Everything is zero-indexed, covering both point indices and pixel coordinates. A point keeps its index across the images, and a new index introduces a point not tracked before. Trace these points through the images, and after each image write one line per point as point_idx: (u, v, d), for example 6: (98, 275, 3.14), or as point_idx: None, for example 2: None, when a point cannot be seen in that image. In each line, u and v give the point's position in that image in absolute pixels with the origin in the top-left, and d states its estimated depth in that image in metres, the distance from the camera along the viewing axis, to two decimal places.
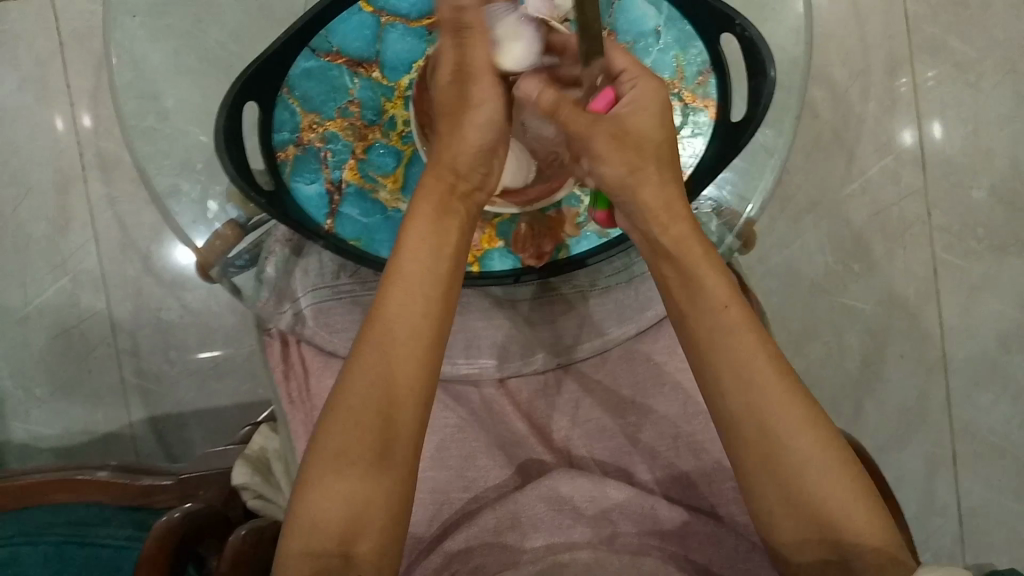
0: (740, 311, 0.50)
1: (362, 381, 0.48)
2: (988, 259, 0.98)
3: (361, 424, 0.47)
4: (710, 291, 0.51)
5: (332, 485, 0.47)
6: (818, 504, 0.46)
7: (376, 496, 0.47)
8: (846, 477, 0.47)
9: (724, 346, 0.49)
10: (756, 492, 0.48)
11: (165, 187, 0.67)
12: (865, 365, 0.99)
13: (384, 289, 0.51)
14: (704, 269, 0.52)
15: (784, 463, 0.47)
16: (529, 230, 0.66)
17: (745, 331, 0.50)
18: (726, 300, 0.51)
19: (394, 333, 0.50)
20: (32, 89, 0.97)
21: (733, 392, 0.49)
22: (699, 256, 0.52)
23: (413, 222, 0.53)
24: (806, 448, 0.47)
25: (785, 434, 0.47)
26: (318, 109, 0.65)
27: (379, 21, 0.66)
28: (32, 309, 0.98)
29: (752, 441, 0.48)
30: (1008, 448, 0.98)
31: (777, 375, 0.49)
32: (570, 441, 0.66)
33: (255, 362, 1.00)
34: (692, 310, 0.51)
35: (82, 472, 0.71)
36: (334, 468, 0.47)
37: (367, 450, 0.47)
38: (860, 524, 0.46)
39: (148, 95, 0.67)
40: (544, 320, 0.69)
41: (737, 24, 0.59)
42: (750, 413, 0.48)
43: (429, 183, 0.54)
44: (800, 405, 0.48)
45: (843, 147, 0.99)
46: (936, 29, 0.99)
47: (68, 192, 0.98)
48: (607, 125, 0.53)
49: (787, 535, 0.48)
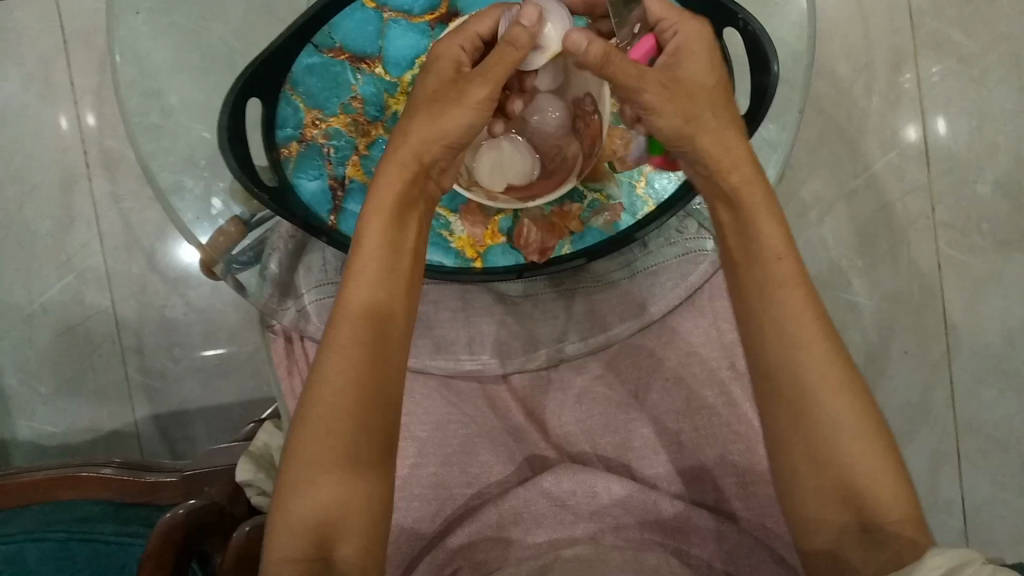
0: (793, 266, 0.48)
1: (332, 388, 0.46)
2: (993, 254, 0.98)
3: (333, 432, 0.46)
4: (762, 242, 0.49)
5: (308, 495, 0.46)
6: (846, 469, 0.46)
7: (354, 501, 0.47)
8: (878, 447, 0.46)
9: (770, 298, 0.48)
10: (785, 451, 0.48)
11: (169, 184, 0.68)
12: (869, 361, 0.98)
13: (346, 288, 0.48)
14: (757, 220, 0.49)
15: (819, 424, 0.46)
16: (534, 225, 0.65)
17: (795, 286, 0.48)
18: (779, 253, 0.49)
19: (360, 335, 0.47)
20: (36, 88, 0.97)
21: (776, 346, 0.48)
22: (760, 204, 0.50)
23: (373, 215, 0.49)
24: (843, 412, 0.46)
25: (823, 395, 0.46)
26: (322, 105, 0.65)
27: (382, 16, 0.66)
28: (37, 307, 0.99)
29: (787, 398, 0.47)
30: (1014, 444, 0.98)
31: (824, 334, 0.47)
32: (570, 436, 0.65)
33: (258, 359, 1.00)
34: (740, 257, 0.50)
35: (88, 468, 0.70)
36: (309, 477, 0.46)
37: (340, 458, 0.46)
38: (885, 496, 0.46)
39: (152, 92, 0.68)
40: (545, 315, 0.69)
41: (740, 18, 0.59)
42: (790, 370, 0.47)
43: (391, 172, 0.50)
44: (842, 367, 0.47)
45: (847, 143, 0.98)
46: (941, 23, 0.98)
47: (73, 190, 0.98)
48: (657, 75, 0.50)
49: (810, 497, 0.47)
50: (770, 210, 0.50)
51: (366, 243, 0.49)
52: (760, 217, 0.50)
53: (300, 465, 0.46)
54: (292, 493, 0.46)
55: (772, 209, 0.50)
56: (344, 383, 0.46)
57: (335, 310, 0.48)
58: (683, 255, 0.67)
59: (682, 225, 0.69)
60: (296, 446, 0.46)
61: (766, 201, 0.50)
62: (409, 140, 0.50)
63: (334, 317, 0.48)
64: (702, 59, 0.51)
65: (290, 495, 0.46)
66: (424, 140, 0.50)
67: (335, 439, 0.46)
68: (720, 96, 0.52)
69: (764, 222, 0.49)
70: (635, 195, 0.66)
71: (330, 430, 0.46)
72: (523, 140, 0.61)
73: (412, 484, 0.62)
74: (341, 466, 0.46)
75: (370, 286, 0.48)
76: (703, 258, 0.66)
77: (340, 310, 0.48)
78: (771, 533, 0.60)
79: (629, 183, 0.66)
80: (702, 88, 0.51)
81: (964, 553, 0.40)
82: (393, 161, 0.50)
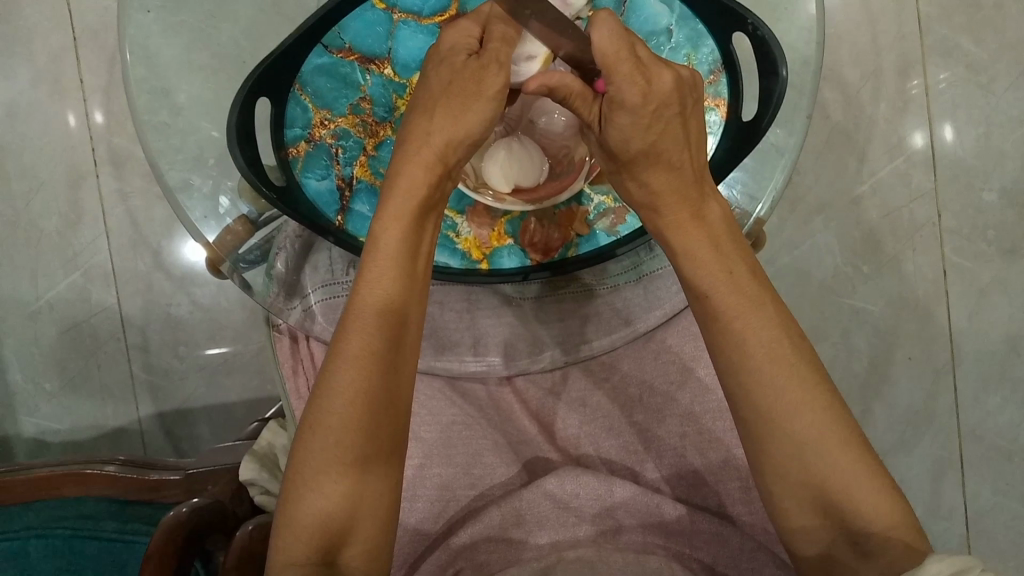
0: (730, 292, 0.48)
1: (343, 396, 0.46)
2: (999, 262, 0.98)
3: (345, 434, 0.46)
4: (694, 277, 0.49)
5: (318, 494, 0.46)
6: (821, 486, 0.46)
7: (362, 503, 0.47)
8: (848, 456, 0.46)
9: (719, 328, 0.48)
10: (761, 474, 0.48)
11: (177, 182, 0.68)
12: (873, 368, 0.98)
13: (361, 292, 0.48)
14: (688, 255, 0.50)
15: (784, 447, 0.46)
16: (539, 229, 0.65)
17: (739, 313, 0.48)
18: (713, 283, 0.49)
19: (377, 338, 0.47)
20: (45, 85, 0.97)
21: (732, 375, 0.48)
22: (699, 239, 0.50)
23: (392, 217, 0.49)
24: (804, 430, 0.46)
25: (784, 417, 0.46)
26: (330, 105, 0.65)
27: (392, 18, 0.65)
28: (43, 303, 0.99)
29: (749, 424, 0.47)
30: (1018, 451, 0.97)
31: (773, 358, 0.47)
32: (576, 439, 0.66)
33: (263, 358, 1.00)
34: (685, 289, 0.51)
35: (92, 466, 0.70)
36: (321, 477, 0.46)
37: (349, 464, 0.46)
38: (864, 505, 0.45)
39: (160, 90, 0.68)
40: (551, 317, 0.69)
41: (749, 23, 0.59)
42: (750, 397, 0.47)
43: (411, 171, 0.50)
44: (799, 385, 0.46)
45: (854, 149, 0.98)
46: (948, 30, 0.98)
47: (81, 187, 0.98)
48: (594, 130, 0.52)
49: (792, 515, 0.47)
50: (700, 239, 0.50)
51: (384, 244, 0.49)
52: (693, 249, 0.50)
53: (312, 463, 0.46)
54: (302, 491, 0.46)
55: (704, 239, 0.50)
56: (355, 392, 0.46)
57: (350, 310, 0.48)
58: None
59: None
60: (309, 445, 0.46)
61: (701, 233, 0.50)
62: (431, 141, 0.50)
63: (348, 321, 0.48)
64: (632, 123, 0.48)
65: (300, 491, 0.46)
66: (446, 139, 0.50)
67: (349, 441, 0.46)
68: (654, 155, 0.49)
69: (698, 252, 0.50)
70: None
71: (344, 431, 0.46)
72: (530, 143, 0.61)
73: (416, 484, 0.62)
74: (353, 468, 0.46)
75: (387, 289, 0.48)
76: None
77: (355, 311, 0.48)
78: (773, 538, 0.59)
79: None
80: (630, 149, 0.50)
81: (965, 560, 0.40)
82: (414, 161, 0.50)
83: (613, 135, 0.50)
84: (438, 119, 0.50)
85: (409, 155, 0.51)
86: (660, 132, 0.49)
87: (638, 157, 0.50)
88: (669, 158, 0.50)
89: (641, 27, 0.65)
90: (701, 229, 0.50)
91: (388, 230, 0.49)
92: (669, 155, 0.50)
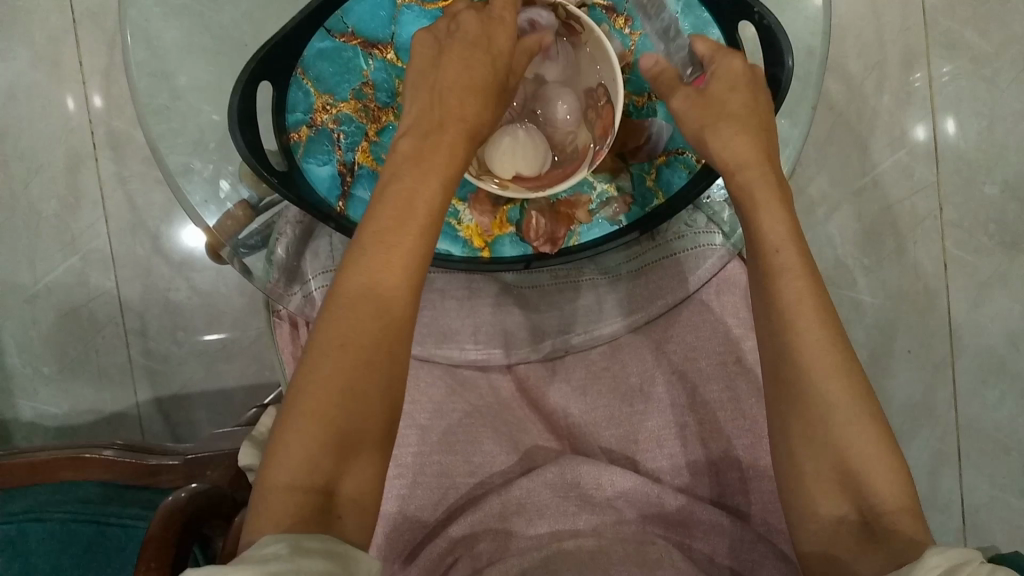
0: (795, 254, 0.50)
1: (346, 335, 0.45)
2: (1000, 256, 0.97)
3: (359, 373, 0.45)
4: (768, 229, 0.51)
5: (327, 427, 0.44)
6: (843, 454, 0.46)
7: (365, 447, 0.45)
8: (872, 431, 0.46)
9: (777, 282, 0.49)
10: (787, 433, 0.48)
11: (177, 165, 0.67)
12: (871, 360, 0.98)
13: (375, 237, 0.48)
14: (760, 209, 0.51)
15: (816, 406, 0.47)
16: (542, 215, 0.65)
17: (796, 275, 0.49)
18: (780, 242, 0.50)
19: (398, 282, 0.47)
20: (44, 67, 0.96)
21: (778, 328, 0.49)
22: (768, 197, 0.52)
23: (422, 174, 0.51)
24: (838, 395, 0.46)
25: (820, 375, 0.47)
26: (332, 91, 0.64)
27: (395, 2, 0.65)
28: (42, 287, 0.98)
29: (785, 379, 0.48)
30: (1014, 445, 0.98)
31: (823, 321, 0.48)
32: (575, 426, 0.66)
33: (262, 345, 1.00)
34: (748, 243, 0.52)
35: (90, 450, 0.70)
36: (329, 405, 0.44)
37: (346, 408, 0.44)
38: (881, 481, 0.45)
39: (160, 74, 0.67)
40: (552, 306, 0.69)
41: (755, 11, 0.58)
42: (790, 351, 0.48)
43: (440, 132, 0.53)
44: (840, 352, 0.47)
45: (856, 141, 0.98)
46: (953, 22, 0.98)
47: (80, 170, 0.98)
48: (687, 90, 0.58)
49: (809, 479, 0.47)
50: (770, 194, 0.52)
51: (410, 195, 0.50)
52: (762, 203, 0.52)
53: (320, 394, 0.44)
54: (309, 423, 0.43)
55: (780, 201, 0.52)
56: (360, 331, 0.46)
57: (364, 253, 0.48)
58: (691, 249, 0.67)
59: (691, 218, 0.69)
60: (317, 375, 0.44)
61: (768, 196, 0.52)
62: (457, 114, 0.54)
63: (361, 261, 0.47)
64: (728, 78, 0.57)
65: (306, 424, 0.43)
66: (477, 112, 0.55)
67: (362, 380, 0.45)
68: (751, 100, 0.56)
69: (769, 208, 0.51)
70: (646, 187, 0.65)
71: (358, 367, 0.45)
72: (534, 133, 0.60)
73: (416, 471, 0.62)
74: (350, 417, 0.45)
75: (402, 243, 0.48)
76: (713, 253, 0.66)
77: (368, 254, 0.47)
78: (773, 530, 0.59)
79: (640, 175, 0.65)
80: (731, 101, 0.56)
81: (966, 554, 0.39)
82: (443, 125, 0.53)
83: (715, 89, 0.57)
84: (468, 95, 0.55)
85: (436, 118, 0.54)
86: (755, 95, 0.57)
87: (738, 110, 0.56)
88: (763, 104, 0.56)
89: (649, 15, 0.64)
90: (772, 189, 0.52)
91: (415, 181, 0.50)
92: (763, 98, 0.57)
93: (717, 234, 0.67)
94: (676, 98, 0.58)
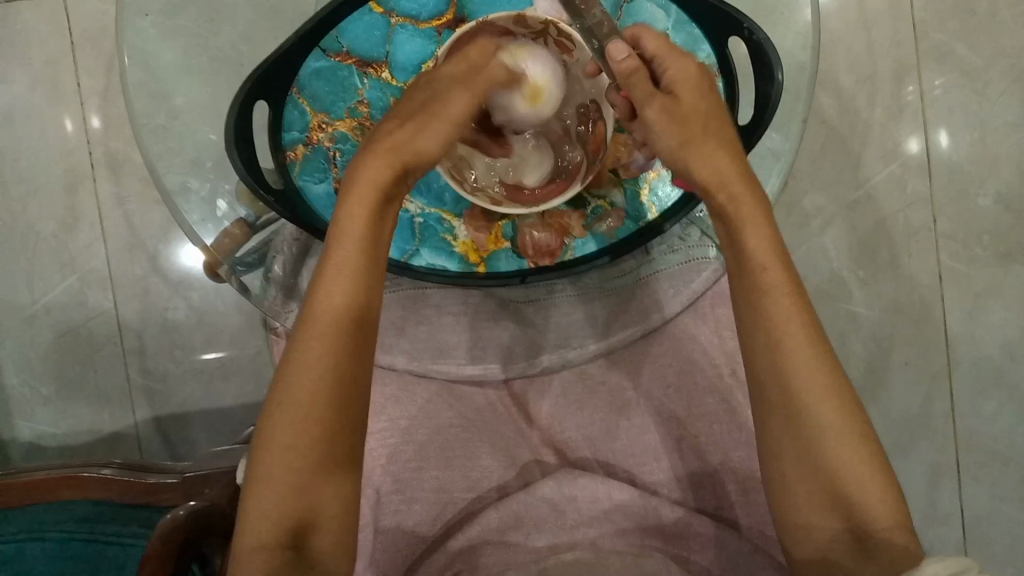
0: (781, 274, 0.48)
1: (304, 382, 0.45)
2: (994, 266, 0.98)
3: (315, 420, 0.45)
4: (754, 250, 0.49)
5: (290, 486, 0.44)
6: (835, 473, 0.46)
7: (332, 491, 0.46)
8: (862, 447, 0.46)
9: (764, 305, 0.48)
10: (775, 456, 0.48)
11: (174, 185, 0.68)
12: (869, 372, 0.98)
13: (322, 280, 0.46)
14: (746, 229, 0.50)
15: (804, 427, 0.47)
16: (537, 232, 0.65)
17: (783, 296, 0.48)
18: (766, 261, 0.49)
19: (345, 336, 0.46)
20: (43, 89, 0.97)
21: (765, 351, 0.48)
22: (753, 216, 0.50)
23: (351, 216, 0.47)
24: (827, 415, 0.46)
25: (809, 397, 0.46)
26: (328, 109, 0.65)
27: (390, 21, 0.66)
28: (40, 307, 0.99)
29: (775, 401, 0.47)
30: (1013, 456, 0.98)
31: (810, 340, 0.47)
32: (572, 442, 0.66)
33: (260, 363, 1.00)
34: (732, 264, 0.51)
35: (87, 469, 0.70)
36: (285, 474, 0.44)
37: (309, 452, 0.44)
38: (873, 499, 0.46)
39: (158, 94, 0.68)
40: (547, 321, 0.69)
41: (745, 27, 0.58)
42: (778, 375, 0.47)
43: (371, 163, 0.48)
44: (828, 371, 0.47)
45: (850, 154, 0.99)
46: (943, 36, 0.99)
47: (78, 191, 0.98)
48: (658, 100, 0.53)
49: (801, 500, 0.47)
50: (756, 211, 0.50)
51: (350, 236, 0.47)
52: (751, 223, 0.50)
53: (275, 463, 0.44)
54: (275, 483, 0.44)
55: (765, 219, 0.50)
56: (315, 377, 0.45)
57: (310, 300, 0.46)
58: (686, 263, 0.67)
59: (685, 232, 0.69)
60: (275, 438, 0.44)
61: (756, 212, 0.50)
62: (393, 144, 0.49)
63: (309, 306, 0.46)
64: (694, 88, 0.53)
65: (272, 485, 0.44)
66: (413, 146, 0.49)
67: (319, 428, 0.45)
68: (717, 111, 0.53)
69: (754, 228, 0.50)
70: (640, 202, 0.66)
71: (312, 426, 0.45)
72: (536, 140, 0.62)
73: (414, 486, 0.62)
74: (315, 461, 0.45)
75: (348, 285, 0.46)
76: (707, 266, 0.67)
77: (316, 301, 0.46)
78: (770, 541, 0.60)
79: (634, 190, 0.66)
80: (699, 112, 0.52)
81: (965, 566, 0.40)
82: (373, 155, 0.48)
83: (685, 99, 0.52)
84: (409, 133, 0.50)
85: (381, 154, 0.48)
86: (717, 103, 0.54)
87: (706, 119, 0.53)
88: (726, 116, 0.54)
89: None
90: (759, 208, 0.51)
91: (348, 224, 0.47)
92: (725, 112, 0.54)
93: (711, 247, 0.68)
94: (648, 109, 0.53)
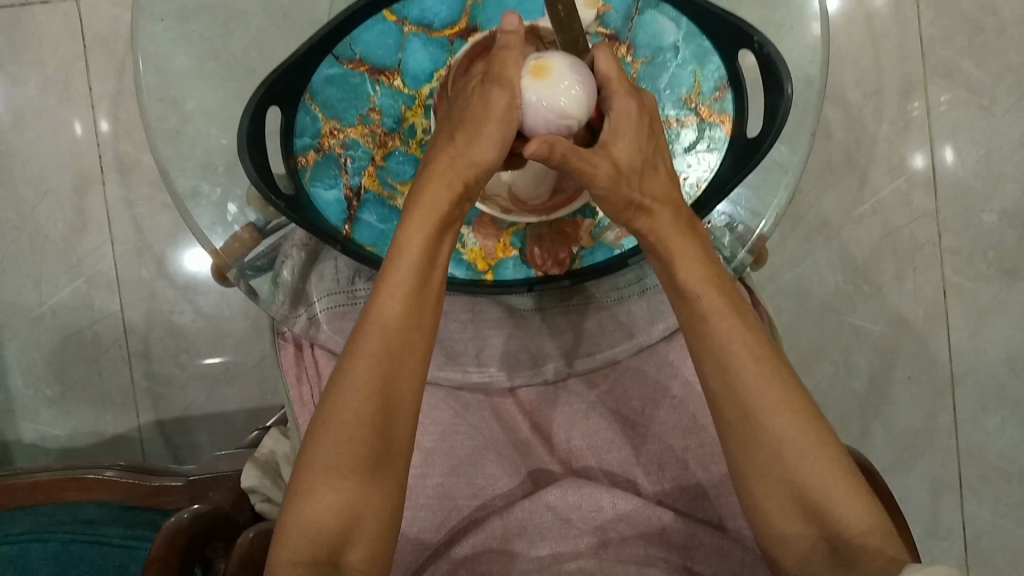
0: (717, 296, 0.49)
1: (353, 399, 0.46)
2: (998, 282, 0.98)
3: (363, 434, 0.46)
4: (686, 280, 0.50)
5: (332, 499, 0.46)
6: (802, 484, 0.47)
7: (373, 506, 0.47)
8: (823, 455, 0.47)
9: (707, 328, 0.49)
10: (740, 475, 0.49)
11: (186, 188, 0.68)
12: (872, 386, 0.98)
13: (378, 297, 0.48)
14: (677, 259, 0.51)
15: (764, 445, 0.47)
16: (542, 242, 0.66)
17: (724, 317, 0.49)
18: (702, 287, 0.50)
19: (396, 352, 0.48)
20: (54, 92, 0.98)
21: (717, 375, 0.49)
22: (686, 247, 0.51)
23: (411, 236, 0.49)
24: (784, 428, 0.47)
25: (762, 415, 0.47)
26: (340, 116, 0.66)
27: (402, 30, 0.66)
28: (47, 309, 0.99)
29: (731, 422, 0.48)
30: (1017, 472, 0.97)
31: (755, 356, 0.48)
32: (577, 451, 0.66)
33: (264, 368, 1.00)
34: (671, 295, 0.52)
35: (91, 471, 0.72)
36: (327, 488, 0.46)
37: (355, 465, 0.46)
38: (843, 507, 0.46)
39: (170, 99, 0.68)
40: (553, 330, 0.68)
41: (754, 40, 0.60)
42: (730, 397, 0.48)
43: (433, 186, 0.50)
44: (780, 383, 0.48)
45: (856, 169, 0.99)
46: (949, 52, 0.99)
47: (87, 194, 0.99)
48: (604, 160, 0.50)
49: (774, 516, 0.48)
50: (686, 240, 0.51)
51: (410, 255, 0.49)
52: (683, 252, 0.51)
53: (320, 474, 0.46)
54: (318, 494, 0.45)
55: (698, 251, 0.51)
56: (365, 393, 0.46)
57: (367, 317, 0.48)
58: None
59: None
60: (321, 451, 0.46)
61: (689, 244, 0.51)
62: (457, 163, 0.51)
63: (365, 323, 0.48)
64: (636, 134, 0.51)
65: (315, 497, 0.45)
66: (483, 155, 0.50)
67: (366, 442, 0.46)
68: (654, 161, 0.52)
69: (683, 252, 0.51)
70: None
71: (359, 440, 0.46)
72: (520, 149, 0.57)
73: (416, 493, 0.62)
74: (360, 473, 0.46)
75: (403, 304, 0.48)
76: None
77: (373, 318, 0.48)
78: None
79: None
80: (637, 165, 0.51)
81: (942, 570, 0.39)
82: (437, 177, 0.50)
83: (624, 151, 0.51)
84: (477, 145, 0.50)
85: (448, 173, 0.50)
86: (651, 145, 0.52)
87: (643, 168, 0.51)
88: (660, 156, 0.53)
89: (648, 43, 0.65)
90: (692, 237, 0.52)
91: (408, 244, 0.49)
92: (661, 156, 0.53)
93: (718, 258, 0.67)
94: (602, 169, 0.49)
